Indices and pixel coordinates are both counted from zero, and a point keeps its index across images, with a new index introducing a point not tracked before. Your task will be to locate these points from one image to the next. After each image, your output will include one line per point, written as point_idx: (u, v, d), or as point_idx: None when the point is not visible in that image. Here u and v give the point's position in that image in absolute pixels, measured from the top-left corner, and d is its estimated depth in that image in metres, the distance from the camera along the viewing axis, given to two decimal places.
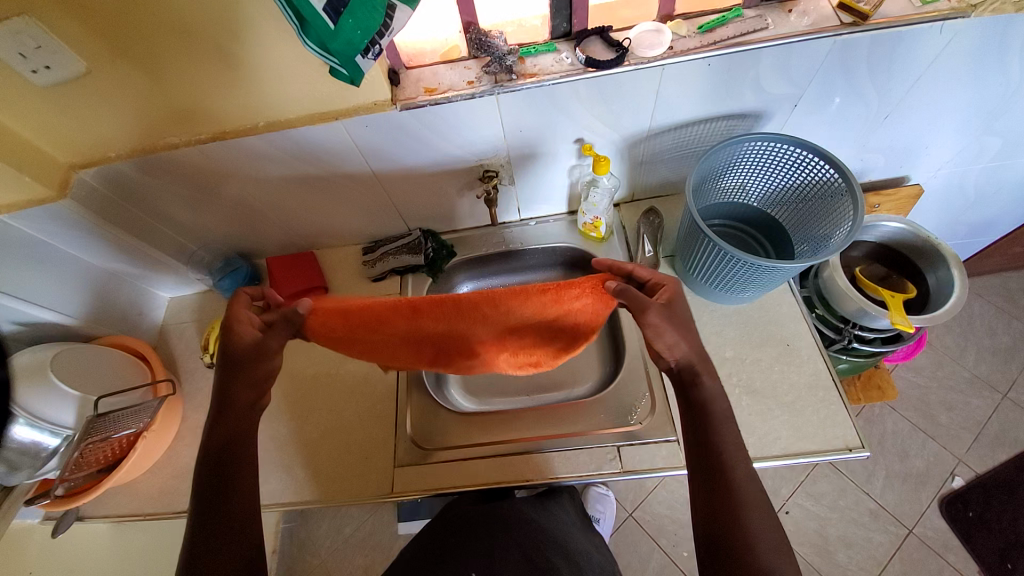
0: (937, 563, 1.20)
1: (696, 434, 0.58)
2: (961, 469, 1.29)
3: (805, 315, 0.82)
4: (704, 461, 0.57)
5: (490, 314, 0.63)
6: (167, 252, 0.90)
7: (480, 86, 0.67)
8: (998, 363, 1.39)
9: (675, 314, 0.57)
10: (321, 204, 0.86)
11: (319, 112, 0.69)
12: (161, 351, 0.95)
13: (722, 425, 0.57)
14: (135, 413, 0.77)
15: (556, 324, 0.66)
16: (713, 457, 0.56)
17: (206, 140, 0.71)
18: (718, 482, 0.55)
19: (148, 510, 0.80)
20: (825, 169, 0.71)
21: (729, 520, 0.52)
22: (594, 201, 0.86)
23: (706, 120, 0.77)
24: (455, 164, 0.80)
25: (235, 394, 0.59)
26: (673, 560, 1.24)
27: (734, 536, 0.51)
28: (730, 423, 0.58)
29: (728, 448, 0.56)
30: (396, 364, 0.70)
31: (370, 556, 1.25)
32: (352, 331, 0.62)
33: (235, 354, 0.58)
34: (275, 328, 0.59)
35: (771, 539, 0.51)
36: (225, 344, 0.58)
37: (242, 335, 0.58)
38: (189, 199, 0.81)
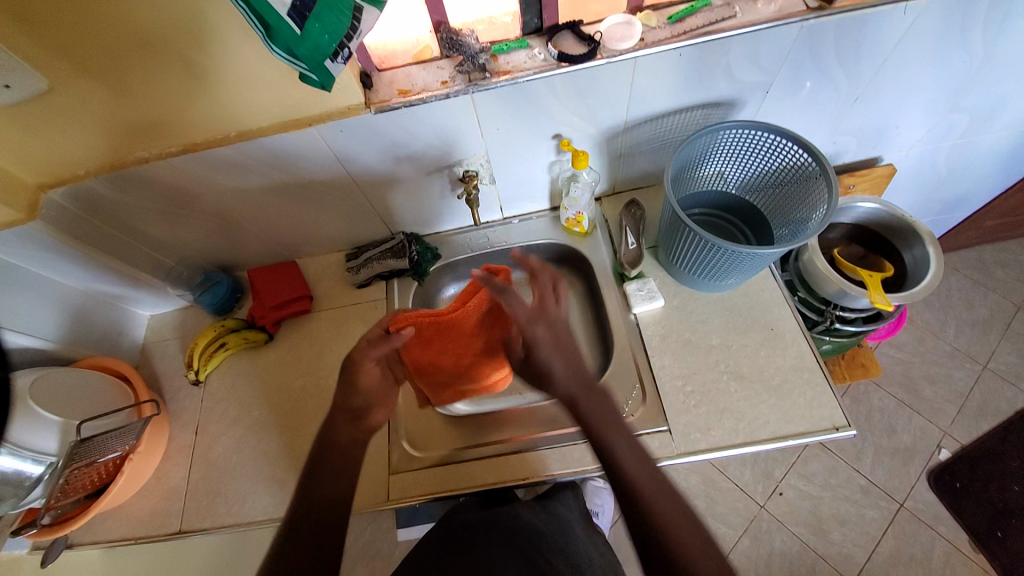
0: (929, 534, 1.23)
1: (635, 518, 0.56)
2: (947, 441, 1.32)
3: (788, 298, 0.83)
4: (641, 533, 0.55)
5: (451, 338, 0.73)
6: (145, 269, 0.88)
7: (453, 86, 0.67)
8: (978, 335, 1.43)
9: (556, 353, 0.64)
10: (301, 213, 0.85)
11: (293, 119, 0.68)
12: (143, 371, 0.92)
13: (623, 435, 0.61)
14: (119, 435, 0.76)
15: (428, 370, 0.74)
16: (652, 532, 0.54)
17: (177, 152, 0.70)
18: (647, 527, 0.55)
19: (138, 534, 0.78)
20: (799, 154, 0.73)
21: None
22: (575, 196, 0.86)
23: (682, 110, 0.77)
24: (433, 164, 0.80)
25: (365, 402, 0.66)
26: None
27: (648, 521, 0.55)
28: (613, 411, 0.63)
29: (669, 517, 0.55)
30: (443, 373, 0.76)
31: (369, 567, 1.15)
32: (433, 347, 0.72)
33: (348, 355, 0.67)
34: (376, 343, 0.66)
35: (670, 517, 0.55)
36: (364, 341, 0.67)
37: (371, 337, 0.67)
38: (162, 212, 0.79)
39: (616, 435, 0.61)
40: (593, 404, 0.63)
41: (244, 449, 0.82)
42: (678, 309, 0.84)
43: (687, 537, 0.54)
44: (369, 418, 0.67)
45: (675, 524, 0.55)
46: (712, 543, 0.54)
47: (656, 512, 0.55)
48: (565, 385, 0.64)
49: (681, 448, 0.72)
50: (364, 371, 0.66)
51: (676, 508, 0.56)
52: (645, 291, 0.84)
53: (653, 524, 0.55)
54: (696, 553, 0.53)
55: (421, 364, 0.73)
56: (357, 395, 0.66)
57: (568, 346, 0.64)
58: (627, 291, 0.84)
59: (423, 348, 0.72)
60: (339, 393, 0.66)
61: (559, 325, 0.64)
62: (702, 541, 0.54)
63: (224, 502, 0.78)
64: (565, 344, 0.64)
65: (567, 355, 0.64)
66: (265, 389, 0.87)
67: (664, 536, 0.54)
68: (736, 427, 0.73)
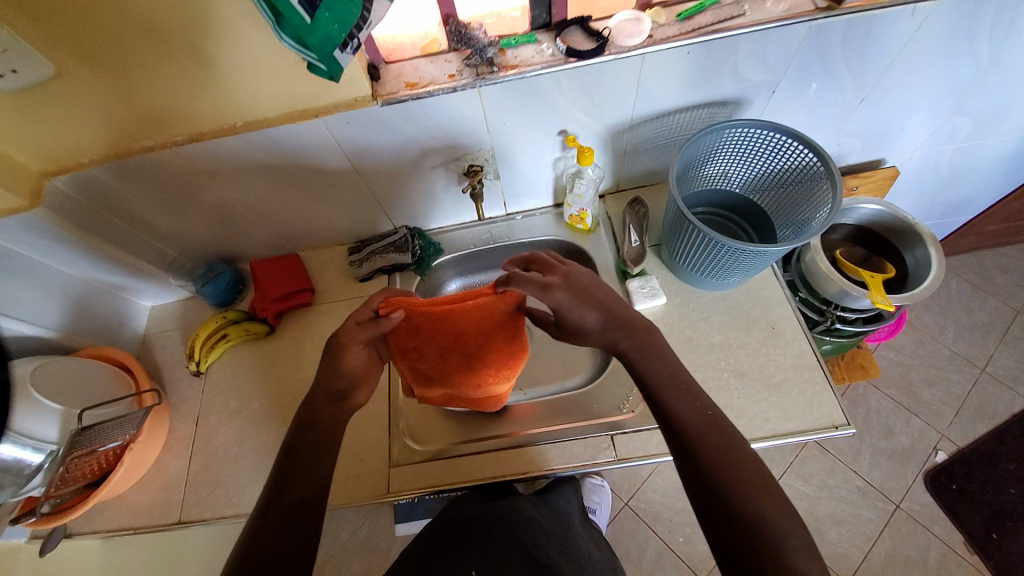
0: (924, 536, 1.23)
1: (684, 456, 0.54)
2: (944, 443, 1.32)
3: (790, 298, 0.83)
4: (698, 480, 0.52)
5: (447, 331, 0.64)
6: (147, 259, 0.88)
7: (461, 79, 0.67)
8: (976, 339, 1.44)
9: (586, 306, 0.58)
10: (305, 205, 0.85)
11: (299, 109, 0.68)
12: (144, 362, 0.92)
13: (672, 381, 0.58)
14: (120, 425, 0.76)
15: (418, 357, 0.67)
16: (702, 469, 0.52)
17: (182, 141, 0.69)
18: (704, 476, 0.52)
19: (138, 523, 0.78)
20: (804, 154, 0.73)
21: (742, 531, 0.48)
22: (580, 193, 0.86)
23: (688, 108, 0.77)
24: (438, 158, 0.80)
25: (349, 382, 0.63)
26: (671, 548, 1.24)
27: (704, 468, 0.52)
28: (659, 352, 0.59)
29: (721, 453, 0.52)
30: (435, 363, 0.69)
31: (368, 561, 1.15)
32: (426, 337, 0.65)
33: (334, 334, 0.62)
34: (364, 326, 0.61)
35: (728, 463, 0.52)
36: (352, 318, 0.62)
37: (360, 315, 0.61)
38: (167, 202, 0.79)
39: (661, 377, 0.58)
40: (636, 343, 0.59)
41: (244, 440, 0.83)
42: (680, 307, 0.85)
43: (745, 483, 0.51)
44: (353, 398, 0.64)
45: (732, 469, 0.52)
46: (775, 490, 0.51)
47: (707, 449, 0.53)
48: (605, 333, 0.60)
49: None
50: (349, 352, 0.61)
51: (736, 454, 0.53)
52: (648, 288, 0.84)
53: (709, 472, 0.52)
54: (750, 488, 0.50)
55: (411, 350, 0.66)
56: (339, 377, 0.62)
57: (593, 297, 0.59)
58: (629, 288, 0.85)
59: (414, 336, 0.64)
60: (322, 373, 0.63)
61: (577, 282, 0.59)
62: (758, 478, 0.51)
63: (225, 492, 0.79)
64: (589, 297, 0.59)
65: (596, 305, 0.59)
66: (266, 380, 0.87)
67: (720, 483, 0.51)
68: (736, 424, 0.73)
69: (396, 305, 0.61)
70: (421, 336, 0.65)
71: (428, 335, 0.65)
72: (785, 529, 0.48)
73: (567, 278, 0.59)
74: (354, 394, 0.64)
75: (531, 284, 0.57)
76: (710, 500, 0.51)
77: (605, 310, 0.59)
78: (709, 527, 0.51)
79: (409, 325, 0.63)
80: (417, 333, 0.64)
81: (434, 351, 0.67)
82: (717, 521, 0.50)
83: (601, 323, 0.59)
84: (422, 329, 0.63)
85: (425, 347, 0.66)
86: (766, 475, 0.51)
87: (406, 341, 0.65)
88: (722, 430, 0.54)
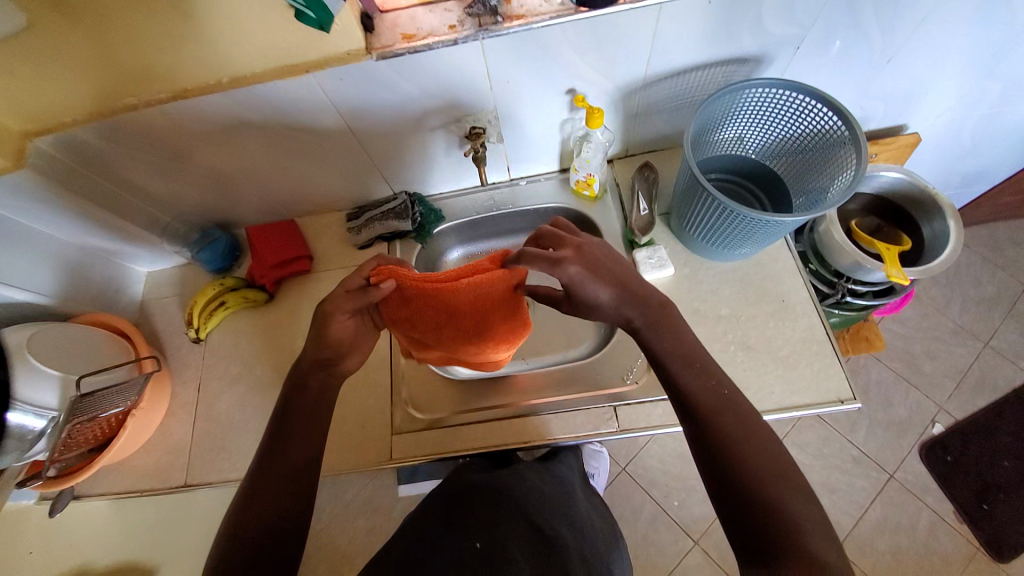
0: (917, 505, 1.25)
1: (696, 434, 0.54)
2: (942, 416, 1.33)
3: (801, 269, 0.81)
4: (708, 456, 0.52)
5: (441, 304, 0.64)
6: (140, 224, 0.86)
7: (462, 31, 0.62)
8: (983, 312, 1.42)
9: (598, 278, 0.56)
10: (300, 168, 0.82)
11: (287, 64, 0.63)
12: (142, 328, 0.91)
13: (686, 357, 0.56)
14: (120, 392, 0.75)
15: (411, 329, 0.66)
16: (714, 448, 0.52)
17: (166, 100, 0.66)
18: (715, 451, 0.52)
19: (144, 486, 0.80)
20: (828, 118, 0.68)
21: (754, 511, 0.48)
22: (587, 157, 0.82)
23: (705, 66, 0.73)
24: (440, 118, 0.76)
25: (339, 350, 0.61)
26: (665, 511, 1.27)
27: (716, 444, 0.52)
28: (673, 326, 0.57)
29: (736, 433, 0.52)
30: (429, 337, 0.68)
31: (371, 519, 1.18)
32: (417, 309, 0.64)
33: (321, 304, 0.61)
34: (352, 295, 0.60)
35: (741, 440, 0.51)
36: (339, 286, 0.60)
37: (349, 284, 0.61)
38: (158, 165, 0.76)
39: (675, 353, 0.56)
40: (651, 317, 0.57)
41: (245, 407, 0.83)
42: (687, 278, 0.82)
43: (757, 460, 0.50)
44: (344, 363, 0.63)
45: (745, 447, 0.51)
46: (790, 467, 0.50)
47: (722, 429, 0.52)
48: (616, 310, 0.58)
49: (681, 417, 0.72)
50: (336, 320, 0.59)
51: (746, 432, 0.52)
52: (656, 259, 0.82)
53: (721, 446, 0.52)
54: (765, 466, 0.50)
55: (403, 322, 0.65)
56: (327, 345, 0.60)
57: (608, 272, 0.57)
58: (636, 258, 0.82)
59: (406, 308, 0.64)
60: (311, 339, 0.61)
61: (590, 255, 0.57)
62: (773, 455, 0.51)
63: (228, 457, 0.79)
64: (603, 272, 0.56)
65: (609, 280, 0.57)
66: (266, 349, 0.86)
67: (733, 460, 0.51)
68: None
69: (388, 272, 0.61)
70: (414, 308, 0.64)
71: (421, 308, 0.64)
72: (798, 509, 0.48)
73: (579, 252, 0.57)
74: (347, 358, 0.63)
75: (541, 261, 0.55)
76: (723, 478, 0.51)
77: (614, 283, 0.57)
78: (718, 503, 0.52)
79: (400, 295, 0.62)
80: (409, 305, 0.63)
81: (427, 325, 0.66)
82: (727, 499, 0.50)
83: (610, 298, 0.57)
84: (414, 300, 0.63)
85: (419, 319, 0.65)
86: (780, 451, 0.52)
87: (397, 311, 0.64)
88: (735, 406, 0.53)
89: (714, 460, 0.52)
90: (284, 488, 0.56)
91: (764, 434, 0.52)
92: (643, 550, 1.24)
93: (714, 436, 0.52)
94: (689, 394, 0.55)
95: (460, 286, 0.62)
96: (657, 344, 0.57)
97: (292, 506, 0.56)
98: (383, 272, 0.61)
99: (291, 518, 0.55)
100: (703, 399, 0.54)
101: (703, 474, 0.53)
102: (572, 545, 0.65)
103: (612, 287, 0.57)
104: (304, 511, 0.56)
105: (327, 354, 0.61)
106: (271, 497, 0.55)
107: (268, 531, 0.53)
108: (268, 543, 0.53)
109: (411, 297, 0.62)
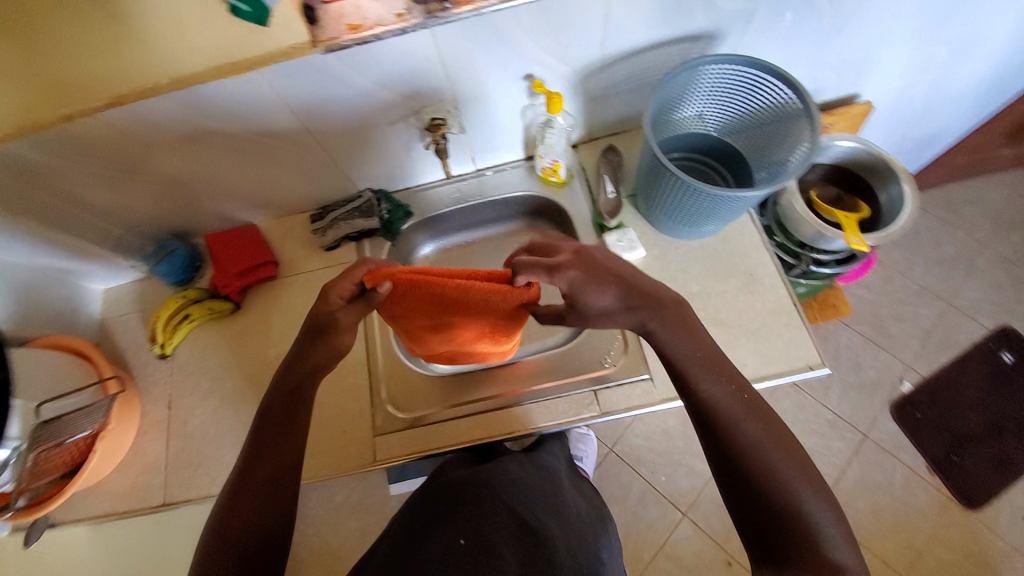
0: (890, 462, 1.31)
1: (714, 442, 0.54)
2: (909, 374, 1.38)
3: (766, 242, 0.82)
4: (727, 464, 0.53)
5: (442, 308, 0.59)
6: (91, 239, 0.82)
7: (411, 20, 0.60)
8: (942, 272, 1.47)
9: (600, 281, 0.56)
10: (257, 171, 0.79)
11: (227, 62, 0.60)
12: (104, 348, 0.87)
13: (704, 365, 0.56)
14: (87, 415, 0.74)
15: (412, 321, 0.64)
16: (733, 455, 0.53)
17: (103, 107, 0.61)
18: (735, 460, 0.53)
19: (122, 509, 0.77)
20: (783, 91, 0.70)
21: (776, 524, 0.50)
22: (551, 143, 0.83)
23: (660, 45, 0.72)
24: (397, 110, 0.74)
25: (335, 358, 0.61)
26: (654, 487, 1.29)
27: (736, 452, 0.53)
28: (688, 332, 0.58)
29: (755, 440, 0.53)
30: (430, 330, 0.66)
31: (364, 520, 1.17)
32: (417, 308, 0.61)
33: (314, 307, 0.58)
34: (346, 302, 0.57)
35: (761, 445, 0.53)
36: (330, 286, 0.57)
37: (341, 287, 0.57)
38: (105, 177, 0.72)
39: (694, 361, 0.57)
40: (668, 322, 0.57)
41: (221, 420, 0.80)
42: (658, 259, 0.83)
43: (779, 466, 0.52)
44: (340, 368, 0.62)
45: (766, 453, 0.53)
46: (809, 465, 0.53)
47: (743, 439, 0.53)
48: (624, 317, 0.58)
49: (658, 394, 0.74)
50: (334, 332, 0.59)
51: (766, 440, 0.53)
52: (626, 241, 0.82)
53: (744, 453, 0.52)
54: (786, 471, 0.52)
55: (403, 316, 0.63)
56: (323, 353, 0.59)
57: (609, 273, 0.58)
58: (607, 242, 0.82)
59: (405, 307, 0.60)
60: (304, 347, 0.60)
61: (589, 258, 0.58)
62: (795, 466, 0.52)
63: (207, 472, 0.77)
64: (604, 274, 0.57)
65: (613, 284, 0.57)
66: (237, 359, 0.84)
67: (755, 468, 0.52)
68: None
69: (384, 276, 0.56)
70: (414, 307, 0.60)
71: (419, 308, 0.60)
72: (817, 508, 0.51)
73: (577, 255, 0.58)
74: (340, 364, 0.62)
75: (540, 267, 0.56)
76: (739, 484, 0.53)
77: (616, 286, 0.57)
78: (734, 505, 0.54)
79: (397, 297, 0.59)
80: (408, 304, 0.60)
81: (428, 320, 0.63)
82: (745, 504, 0.52)
83: (614, 301, 0.57)
84: (413, 301, 0.59)
85: (420, 315, 0.62)
86: (796, 450, 0.54)
87: (396, 307, 0.61)
88: (756, 414, 0.54)
89: (732, 467, 0.53)
90: (264, 495, 0.56)
91: (782, 439, 0.54)
92: (634, 527, 1.27)
93: (733, 444, 0.53)
94: (708, 402, 0.55)
95: (462, 296, 0.57)
96: (675, 351, 0.57)
97: (270, 513, 0.56)
98: (379, 278, 0.56)
99: (272, 521, 0.55)
100: (722, 408, 0.54)
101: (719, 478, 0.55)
102: (558, 535, 0.65)
103: (616, 293, 0.57)
104: (284, 514, 0.57)
105: (316, 365, 0.60)
106: (250, 509, 0.55)
107: (248, 537, 0.54)
108: (256, 547, 0.54)
109: (408, 299, 0.59)
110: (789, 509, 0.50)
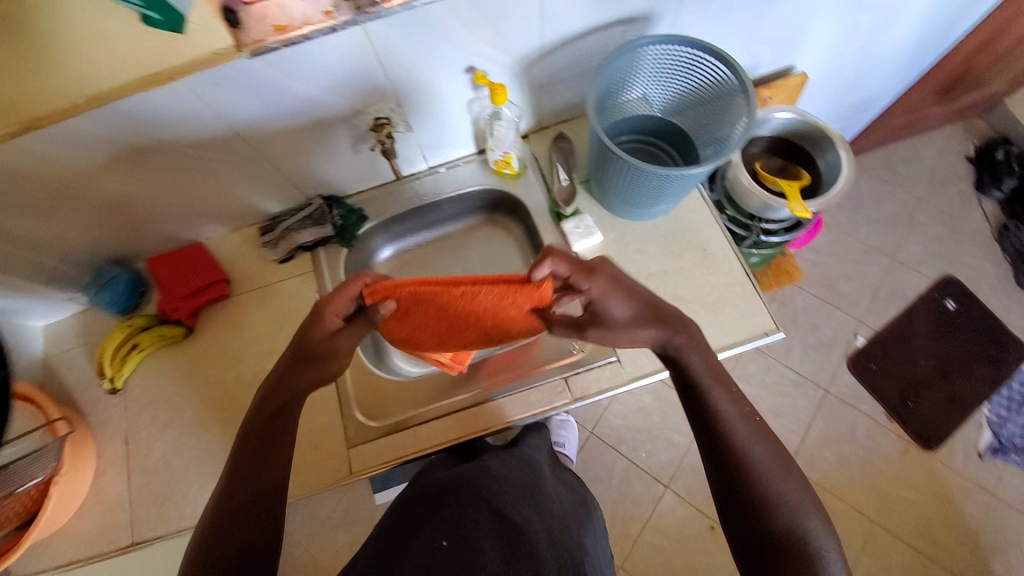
0: (852, 413, 1.38)
1: (717, 457, 0.54)
2: (863, 329, 1.46)
3: (717, 216, 0.84)
4: (729, 480, 0.53)
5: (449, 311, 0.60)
6: (24, 276, 0.76)
7: (339, 17, 0.57)
8: (886, 230, 1.56)
9: (620, 295, 0.56)
10: (195, 187, 0.75)
11: (147, 73, 0.56)
12: (49, 386, 0.82)
13: (718, 383, 0.56)
14: (35, 461, 0.69)
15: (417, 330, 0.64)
16: (735, 472, 0.52)
17: (18, 133, 0.56)
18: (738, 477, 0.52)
19: (87, 552, 0.74)
20: (719, 68, 0.71)
21: (780, 552, 0.49)
22: (500, 135, 0.81)
23: (597, 28, 0.73)
24: (337, 111, 0.71)
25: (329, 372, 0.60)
26: (635, 463, 1.32)
27: (740, 470, 0.52)
28: (705, 353, 0.58)
29: (763, 464, 0.52)
30: (436, 336, 0.66)
31: (351, 531, 1.15)
32: (422, 316, 0.61)
33: (315, 331, 0.56)
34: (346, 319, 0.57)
35: (767, 467, 0.52)
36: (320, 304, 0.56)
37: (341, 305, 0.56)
38: (29, 207, 0.67)
39: (710, 379, 0.57)
40: (686, 341, 0.57)
41: (184, 449, 0.77)
42: (616, 242, 0.84)
43: (783, 489, 0.51)
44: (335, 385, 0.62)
45: (771, 473, 0.52)
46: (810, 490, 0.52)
47: (750, 462, 0.52)
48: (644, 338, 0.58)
49: (625, 374, 0.75)
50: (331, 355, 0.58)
51: (772, 463, 0.53)
52: (583, 227, 0.83)
53: (750, 471, 0.52)
54: (792, 496, 0.51)
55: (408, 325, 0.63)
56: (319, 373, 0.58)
57: (633, 290, 0.57)
58: (565, 229, 0.83)
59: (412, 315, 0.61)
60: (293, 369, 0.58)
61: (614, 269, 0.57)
62: (799, 491, 0.52)
63: (175, 505, 0.74)
64: (627, 288, 0.56)
65: (634, 298, 0.56)
66: (196, 384, 0.81)
67: (760, 489, 0.51)
68: None
69: (389, 291, 0.56)
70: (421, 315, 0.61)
71: (426, 314, 0.61)
72: (817, 534, 0.50)
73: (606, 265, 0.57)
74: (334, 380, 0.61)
75: (578, 270, 0.54)
76: (736, 501, 0.52)
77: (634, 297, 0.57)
78: (728, 522, 0.53)
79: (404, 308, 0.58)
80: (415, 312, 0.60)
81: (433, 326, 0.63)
82: (741, 521, 0.52)
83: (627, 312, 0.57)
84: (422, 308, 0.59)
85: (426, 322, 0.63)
86: (799, 477, 0.53)
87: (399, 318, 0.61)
88: (766, 440, 0.54)
89: (733, 483, 0.53)
90: (246, 516, 0.53)
91: (788, 465, 0.53)
92: (620, 504, 1.30)
93: (738, 462, 0.53)
94: (716, 417, 0.55)
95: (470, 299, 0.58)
96: (694, 367, 0.57)
97: (254, 531, 0.53)
98: (382, 291, 0.56)
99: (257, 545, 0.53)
100: (732, 428, 0.54)
101: (716, 493, 0.55)
102: (539, 528, 0.66)
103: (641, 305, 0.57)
104: (272, 535, 0.55)
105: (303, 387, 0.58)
106: (233, 534, 0.52)
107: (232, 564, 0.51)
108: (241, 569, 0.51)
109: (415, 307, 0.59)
110: (789, 533, 0.50)
